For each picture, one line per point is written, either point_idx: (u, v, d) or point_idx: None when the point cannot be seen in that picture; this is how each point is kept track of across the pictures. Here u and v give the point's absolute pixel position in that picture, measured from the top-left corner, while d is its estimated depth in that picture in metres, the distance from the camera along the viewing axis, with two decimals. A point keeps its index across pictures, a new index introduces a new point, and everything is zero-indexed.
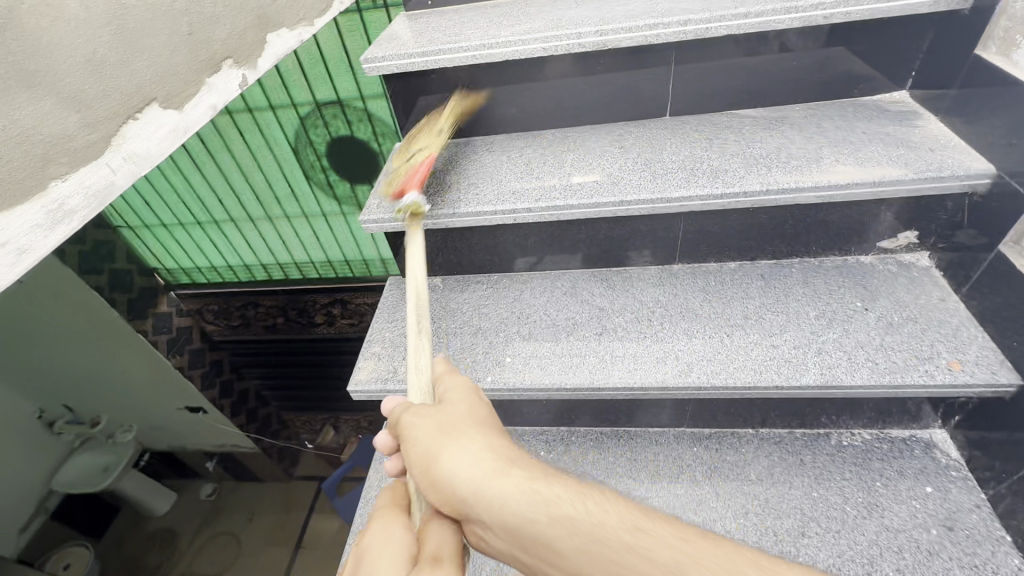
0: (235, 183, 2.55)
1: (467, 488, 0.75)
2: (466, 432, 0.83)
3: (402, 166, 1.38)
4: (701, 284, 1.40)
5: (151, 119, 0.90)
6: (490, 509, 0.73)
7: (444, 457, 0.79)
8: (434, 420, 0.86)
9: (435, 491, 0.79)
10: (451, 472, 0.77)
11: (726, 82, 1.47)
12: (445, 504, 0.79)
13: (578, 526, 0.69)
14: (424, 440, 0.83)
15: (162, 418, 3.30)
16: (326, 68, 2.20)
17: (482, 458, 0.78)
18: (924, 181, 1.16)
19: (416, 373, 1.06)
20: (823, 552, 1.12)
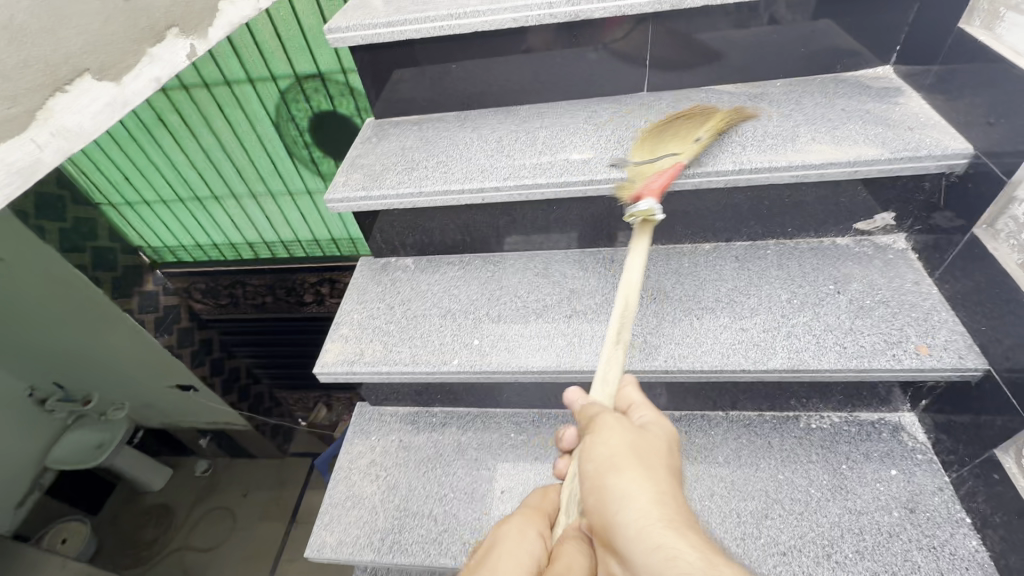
0: (216, 159, 2.47)
1: (634, 519, 0.73)
2: (655, 470, 0.80)
3: (643, 167, 1.21)
4: (674, 266, 1.37)
5: (85, 91, 0.86)
6: (648, 556, 0.69)
7: (623, 476, 0.79)
8: (623, 442, 0.84)
9: (598, 505, 0.79)
10: (621, 495, 0.76)
11: (705, 56, 1.42)
12: (600, 525, 0.78)
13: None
14: (610, 452, 0.83)
15: (152, 395, 3.31)
16: (306, 38, 2.13)
17: (656, 503, 0.75)
18: (900, 161, 1.12)
19: (603, 384, 1.03)
20: (785, 533, 1.13)
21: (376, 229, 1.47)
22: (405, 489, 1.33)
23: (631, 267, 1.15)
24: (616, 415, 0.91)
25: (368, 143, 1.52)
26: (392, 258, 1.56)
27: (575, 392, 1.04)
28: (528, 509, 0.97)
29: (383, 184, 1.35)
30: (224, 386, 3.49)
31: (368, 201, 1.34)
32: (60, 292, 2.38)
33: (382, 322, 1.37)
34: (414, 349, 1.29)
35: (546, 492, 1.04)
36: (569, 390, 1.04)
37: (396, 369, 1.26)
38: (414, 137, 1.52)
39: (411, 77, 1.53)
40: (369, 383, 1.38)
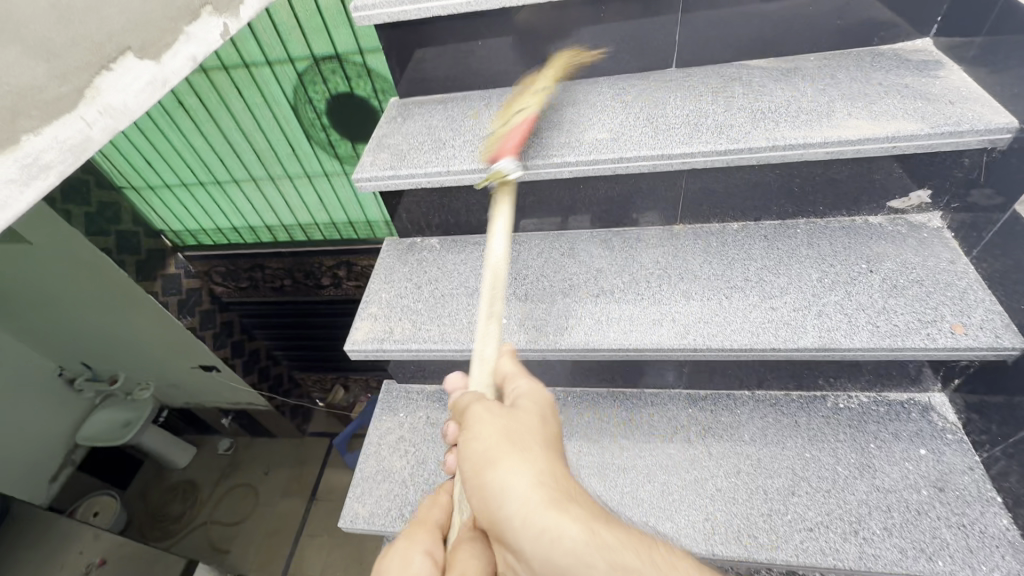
0: (235, 142, 2.48)
1: (518, 509, 0.75)
2: (532, 449, 0.82)
3: (501, 127, 1.29)
4: (703, 245, 1.37)
5: (127, 69, 0.87)
6: (536, 540, 0.72)
7: (501, 467, 0.79)
8: (494, 431, 0.84)
9: (483, 503, 0.79)
10: (504, 489, 0.77)
11: (736, 30, 1.38)
12: (486, 519, 0.79)
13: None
14: (487, 444, 0.83)
15: (176, 375, 3.40)
16: (323, 19, 2.08)
17: (538, 484, 0.77)
18: (941, 136, 1.09)
19: (479, 363, 1.06)
20: (812, 510, 1.14)
21: (403, 209, 1.48)
22: (434, 463, 1.36)
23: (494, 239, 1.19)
24: (488, 402, 0.91)
25: (393, 123, 1.52)
26: (417, 238, 1.57)
27: (460, 379, 1.11)
28: (412, 530, 0.95)
29: (410, 163, 1.36)
30: (247, 367, 3.54)
31: (396, 180, 1.35)
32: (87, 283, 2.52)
33: (410, 301, 1.39)
34: (443, 327, 1.31)
35: (435, 497, 1.05)
36: (450, 376, 1.14)
37: (426, 347, 1.28)
38: (439, 116, 1.52)
39: (436, 55, 1.53)
40: (397, 361, 1.40)
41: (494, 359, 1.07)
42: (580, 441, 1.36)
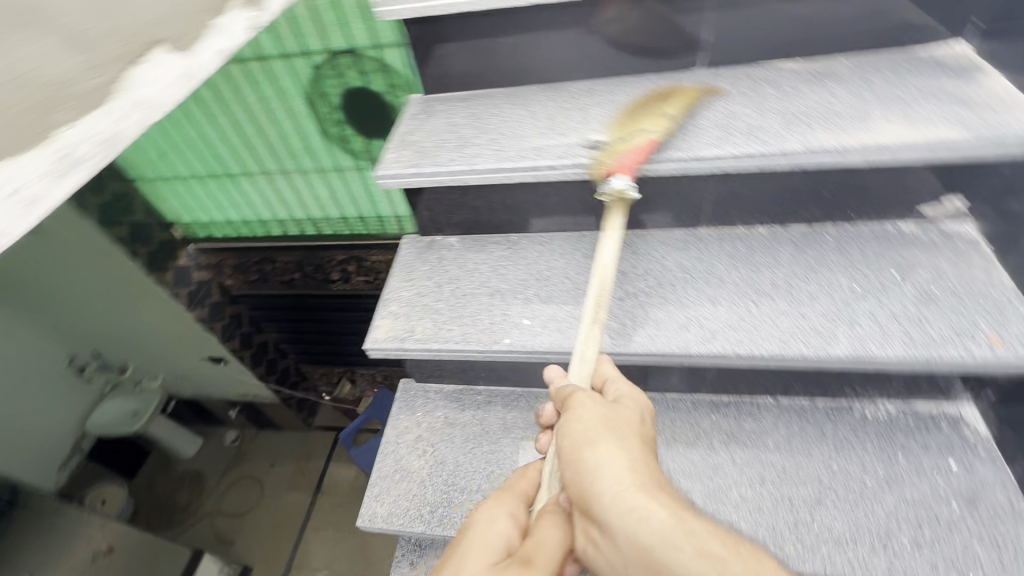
0: (248, 135, 2.47)
1: (610, 487, 0.84)
2: (629, 440, 0.90)
3: (618, 144, 1.22)
4: (729, 249, 1.34)
5: (160, 61, 0.93)
6: (625, 517, 0.81)
7: (600, 449, 0.88)
8: (597, 418, 0.93)
9: (576, 478, 0.88)
10: (597, 468, 0.86)
11: (768, 31, 1.36)
12: (578, 494, 0.88)
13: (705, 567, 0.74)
14: (589, 426, 0.91)
15: (185, 366, 3.42)
16: (340, 13, 2.07)
17: (629, 470, 0.85)
18: (983, 144, 1.06)
19: (581, 363, 1.07)
20: (839, 521, 1.13)
21: (424, 207, 1.47)
22: (453, 464, 1.35)
23: (605, 248, 1.19)
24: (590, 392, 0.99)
25: (415, 120, 1.51)
26: (437, 237, 1.56)
27: (554, 373, 1.11)
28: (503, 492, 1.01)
29: (434, 161, 1.34)
30: (255, 361, 3.56)
31: (420, 178, 1.34)
32: (95, 269, 2.51)
33: (430, 300, 1.38)
34: (465, 327, 1.30)
35: (524, 470, 1.08)
36: (548, 367, 1.13)
37: (448, 347, 1.27)
38: (462, 114, 1.50)
39: (460, 52, 1.51)
40: (417, 360, 1.39)
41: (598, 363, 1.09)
42: None
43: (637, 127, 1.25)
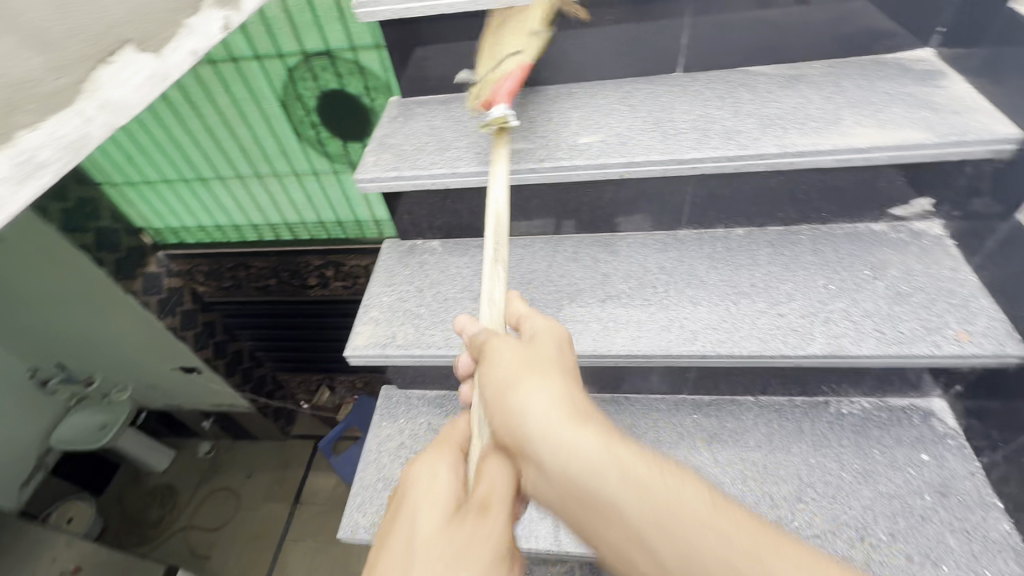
0: (220, 139, 2.41)
1: (536, 425, 0.78)
2: (552, 374, 0.85)
3: (489, 72, 1.30)
4: (708, 251, 1.36)
5: (127, 62, 0.90)
6: (553, 453, 0.75)
7: (523, 390, 0.83)
8: (516, 360, 0.89)
9: (503, 420, 0.83)
10: (523, 408, 0.81)
11: (744, 36, 1.38)
12: (507, 435, 0.82)
13: (635, 485, 0.68)
14: (508, 371, 0.87)
15: (157, 377, 3.30)
16: (315, 15, 2.03)
17: (554, 403, 0.80)
18: (947, 145, 1.11)
19: (491, 305, 1.08)
20: (819, 517, 1.15)
21: (404, 211, 1.45)
22: None
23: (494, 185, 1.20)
24: (507, 338, 0.95)
25: (394, 123, 1.49)
26: (418, 241, 1.54)
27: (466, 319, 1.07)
28: (441, 440, 0.93)
29: (414, 163, 1.33)
30: (229, 370, 3.44)
31: (400, 181, 1.32)
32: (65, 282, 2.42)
33: (412, 305, 1.36)
34: (448, 332, 1.29)
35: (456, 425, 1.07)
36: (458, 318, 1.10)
37: (431, 352, 1.26)
38: (442, 117, 1.49)
39: (439, 54, 1.50)
40: (399, 367, 1.37)
41: (506, 302, 1.09)
42: None
43: (507, 45, 1.28)
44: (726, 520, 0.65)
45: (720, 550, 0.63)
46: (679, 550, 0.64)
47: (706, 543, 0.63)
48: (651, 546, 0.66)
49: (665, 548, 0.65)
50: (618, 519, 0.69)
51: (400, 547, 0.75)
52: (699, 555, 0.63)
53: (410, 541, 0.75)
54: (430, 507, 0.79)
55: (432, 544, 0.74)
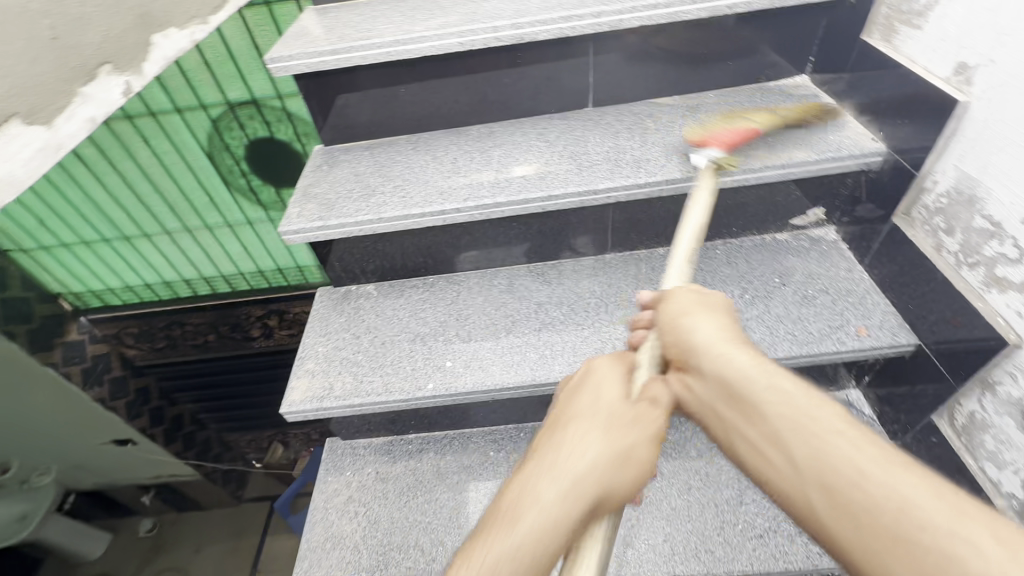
0: (143, 194, 2.25)
1: (703, 341, 0.82)
2: (721, 314, 0.88)
3: (718, 124, 1.29)
4: (634, 272, 1.43)
5: (14, 135, 0.90)
6: (717, 361, 0.78)
7: (694, 316, 0.87)
8: (700, 298, 0.91)
9: (672, 339, 0.88)
10: (692, 329, 0.85)
11: (646, 71, 1.49)
12: (674, 352, 0.88)
13: (786, 396, 0.68)
14: (682, 301, 0.91)
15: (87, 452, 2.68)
16: (237, 65, 2.07)
17: (721, 331, 0.83)
18: (825, 161, 1.24)
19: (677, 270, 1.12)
20: (761, 517, 1.20)
21: (335, 258, 1.44)
22: (387, 521, 1.30)
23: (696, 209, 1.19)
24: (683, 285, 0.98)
25: (319, 172, 1.49)
26: (352, 286, 1.53)
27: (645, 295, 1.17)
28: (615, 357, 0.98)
29: (339, 212, 1.33)
30: (168, 439, 3.03)
31: (325, 230, 1.32)
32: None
33: (349, 353, 1.34)
34: (386, 377, 1.27)
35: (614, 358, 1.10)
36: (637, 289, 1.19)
37: (369, 400, 1.23)
38: (366, 163, 1.50)
39: (360, 102, 1.52)
40: (339, 417, 1.33)
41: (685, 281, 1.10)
42: None
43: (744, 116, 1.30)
44: (878, 448, 0.59)
45: (865, 465, 0.58)
46: (820, 457, 0.61)
47: (844, 456, 0.60)
48: (788, 450, 0.65)
49: (801, 451, 0.64)
50: (760, 422, 0.69)
51: (577, 405, 0.86)
52: (835, 466, 0.59)
53: (591, 401, 0.86)
54: (611, 385, 0.87)
55: (601, 414, 0.84)
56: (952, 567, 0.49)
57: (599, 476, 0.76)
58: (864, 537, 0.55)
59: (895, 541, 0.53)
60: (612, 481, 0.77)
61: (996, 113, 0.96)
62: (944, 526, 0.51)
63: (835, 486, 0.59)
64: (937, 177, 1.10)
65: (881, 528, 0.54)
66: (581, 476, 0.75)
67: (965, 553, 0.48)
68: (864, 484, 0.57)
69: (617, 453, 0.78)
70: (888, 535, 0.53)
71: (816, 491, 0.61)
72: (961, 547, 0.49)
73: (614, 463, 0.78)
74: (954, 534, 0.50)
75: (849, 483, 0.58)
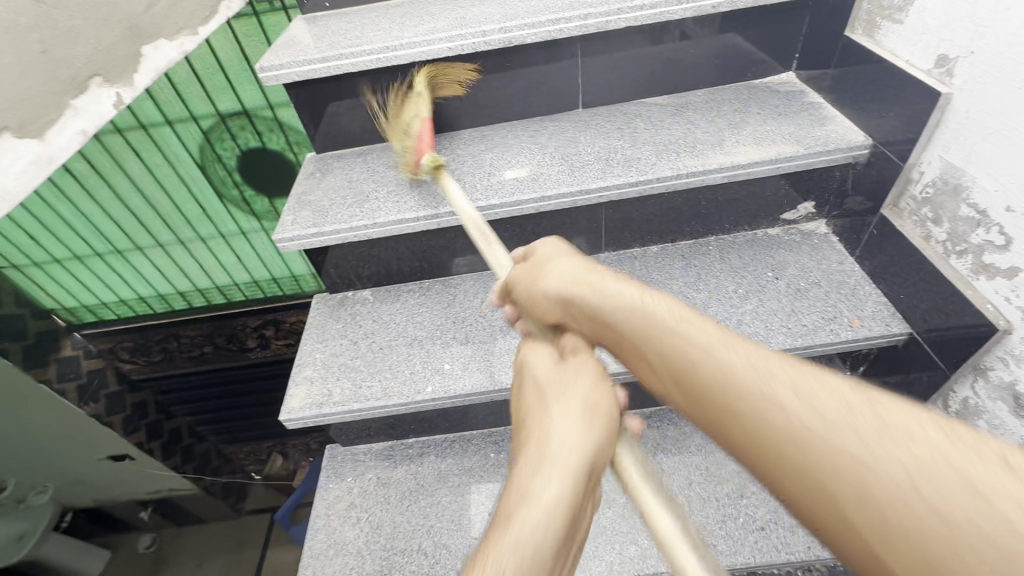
0: (135, 206, 2.23)
1: (554, 286, 0.86)
2: (560, 255, 0.93)
3: (403, 141, 1.45)
4: (628, 270, 1.44)
5: (5, 149, 0.91)
6: (575, 296, 0.81)
7: (541, 271, 0.91)
8: (535, 258, 0.97)
9: (535, 301, 0.91)
10: (545, 280, 0.89)
11: (634, 71, 1.51)
12: (548, 314, 0.88)
13: (630, 302, 0.72)
14: (525, 270, 0.96)
15: (84, 470, 2.46)
16: (226, 76, 2.06)
17: (565, 266, 0.88)
18: (814, 155, 1.26)
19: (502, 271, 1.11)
20: (761, 509, 1.21)
21: (330, 264, 1.44)
22: (391, 526, 1.29)
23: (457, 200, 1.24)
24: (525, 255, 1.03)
25: (312, 179, 1.49)
26: (349, 292, 1.53)
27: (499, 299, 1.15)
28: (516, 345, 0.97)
29: (334, 218, 1.34)
30: (167, 452, 2.90)
31: (320, 237, 1.32)
32: (45, 488, 2.32)
33: (347, 359, 1.34)
34: (385, 382, 1.27)
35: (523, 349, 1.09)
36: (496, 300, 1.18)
37: (369, 405, 1.24)
38: (360, 169, 1.51)
39: (351, 108, 1.53)
40: (339, 424, 1.33)
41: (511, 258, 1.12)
42: None
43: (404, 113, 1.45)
44: (705, 329, 0.63)
45: (700, 351, 0.61)
46: (662, 354, 0.65)
47: (691, 344, 0.63)
48: (642, 356, 0.68)
49: (658, 358, 0.66)
50: (620, 337, 0.73)
51: (527, 402, 0.81)
52: (687, 356, 0.62)
53: (535, 389, 0.82)
54: (540, 368, 0.85)
55: (548, 390, 0.79)
56: (766, 424, 0.53)
57: (581, 444, 0.69)
58: (711, 413, 0.59)
59: (728, 411, 0.57)
60: (593, 446, 0.70)
61: (979, 104, 0.98)
62: (756, 388, 0.55)
63: (680, 375, 0.62)
64: (924, 168, 1.12)
65: (716, 401, 0.58)
66: (565, 453, 0.68)
67: (780, 412, 0.52)
68: (698, 364, 0.60)
69: (580, 411, 0.74)
70: (720, 406, 0.58)
71: (677, 389, 0.64)
72: (769, 406, 0.53)
73: (583, 422, 0.72)
74: (765, 397, 0.54)
75: (686, 368, 0.62)
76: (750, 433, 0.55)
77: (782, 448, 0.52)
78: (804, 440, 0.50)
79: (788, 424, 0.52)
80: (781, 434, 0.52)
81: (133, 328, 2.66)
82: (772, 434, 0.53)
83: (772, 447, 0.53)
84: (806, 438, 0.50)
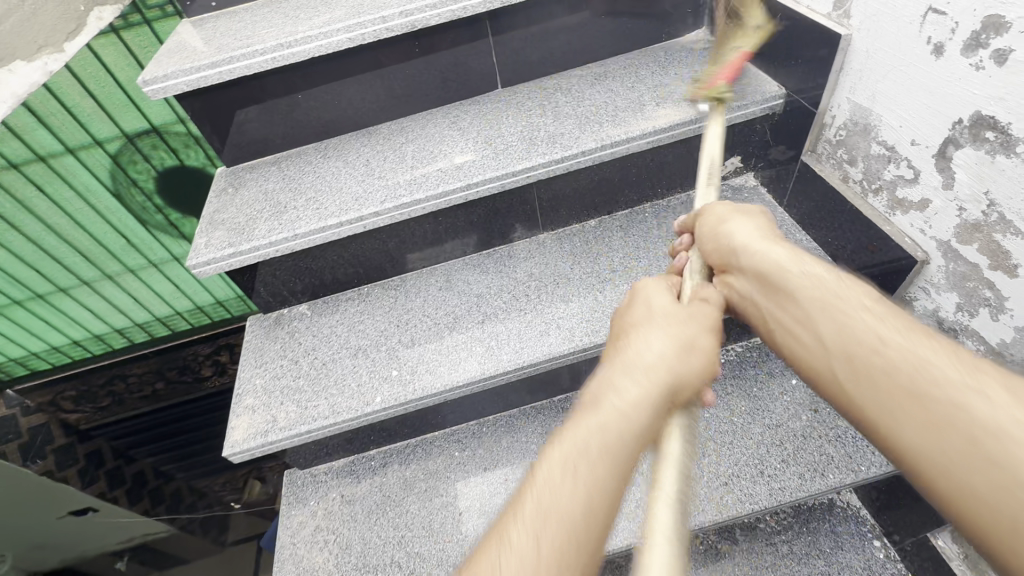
0: (49, 249, 1.85)
1: (742, 238, 0.86)
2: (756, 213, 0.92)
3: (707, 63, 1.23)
4: (569, 248, 1.42)
5: None
6: (755, 252, 0.83)
7: (732, 219, 0.91)
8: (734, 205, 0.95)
9: (713, 243, 0.92)
10: (733, 229, 0.89)
11: (549, 45, 1.47)
12: (715, 260, 0.92)
13: (818, 277, 0.74)
14: (722, 210, 0.94)
15: (43, 530, 2.10)
16: (123, 88, 1.73)
17: (760, 228, 0.88)
18: (732, 111, 1.26)
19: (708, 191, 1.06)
20: (726, 464, 1.23)
21: (259, 284, 1.35)
22: (359, 543, 1.25)
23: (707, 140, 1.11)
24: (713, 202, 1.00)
25: (225, 195, 1.39)
26: (283, 310, 1.44)
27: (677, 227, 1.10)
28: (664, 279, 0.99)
29: (251, 235, 1.25)
30: (133, 499, 2.41)
31: (239, 257, 1.24)
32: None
33: (289, 380, 1.27)
34: (332, 399, 1.21)
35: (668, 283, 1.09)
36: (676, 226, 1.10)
37: (317, 426, 1.18)
38: (275, 178, 1.42)
39: (260, 115, 1.43)
40: (290, 448, 1.27)
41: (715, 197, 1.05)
42: (505, 467, 1.33)
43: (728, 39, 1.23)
44: (904, 321, 0.64)
45: (889, 342, 0.62)
46: (840, 330, 0.67)
47: (870, 328, 0.65)
48: (815, 329, 0.70)
49: (828, 329, 0.68)
50: (790, 304, 0.75)
51: (632, 319, 0.84)
52: (858, 334, 0.65)
53: (645, 310, 0.84)
54: (662, 292, 0.87)
55: (660, 316, 0.81)
56: (958, 409, 0.53)
57: (669, 365, 0.73)
58: (880, 400, 0.60)
59: (914, 395, 0.57)
60: (680, 371, 0.73)
61: (876, 42, 0.99)
62: (960, 379, 0.55)
63: (858, 355, 0.64)
64: (835, 111, 1.14)
65: (902, 387, 0.59)
66: (654, 367, 0.72)
67: (971, 396, 0.53)
68: (883, 348, 0.62)
69: (680, 345, 0.76)
70: (901, 388, 0.59)
71: (839, 361, 0.66)
72: (971, 394, 0.53)
73: (679, 353, 0.75)
74: (968, 386, 0.54)
75: (867, 347, 0.63)
76: (931, 417, 0.55)
77: (978, 441, 0.51)
78: (1008, 432, 0.49)
79: (988, 416, 0.51)
80: (978, 423, 0.51)
81: (75, 373, 2.23)
82: (965, 424, 0.52)
83: (962, 437, 0.52)
84: (1010, 431, 0.49)
